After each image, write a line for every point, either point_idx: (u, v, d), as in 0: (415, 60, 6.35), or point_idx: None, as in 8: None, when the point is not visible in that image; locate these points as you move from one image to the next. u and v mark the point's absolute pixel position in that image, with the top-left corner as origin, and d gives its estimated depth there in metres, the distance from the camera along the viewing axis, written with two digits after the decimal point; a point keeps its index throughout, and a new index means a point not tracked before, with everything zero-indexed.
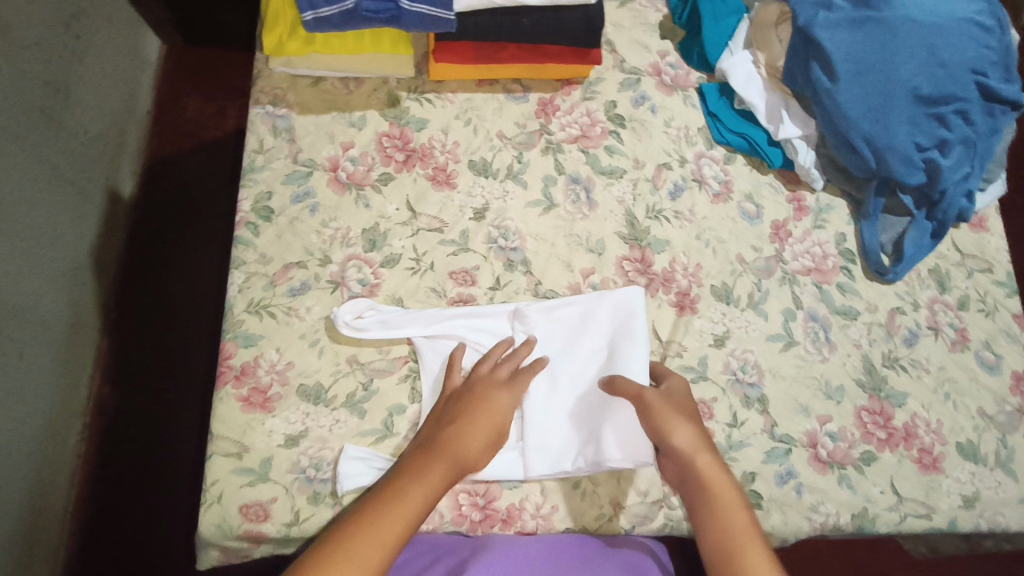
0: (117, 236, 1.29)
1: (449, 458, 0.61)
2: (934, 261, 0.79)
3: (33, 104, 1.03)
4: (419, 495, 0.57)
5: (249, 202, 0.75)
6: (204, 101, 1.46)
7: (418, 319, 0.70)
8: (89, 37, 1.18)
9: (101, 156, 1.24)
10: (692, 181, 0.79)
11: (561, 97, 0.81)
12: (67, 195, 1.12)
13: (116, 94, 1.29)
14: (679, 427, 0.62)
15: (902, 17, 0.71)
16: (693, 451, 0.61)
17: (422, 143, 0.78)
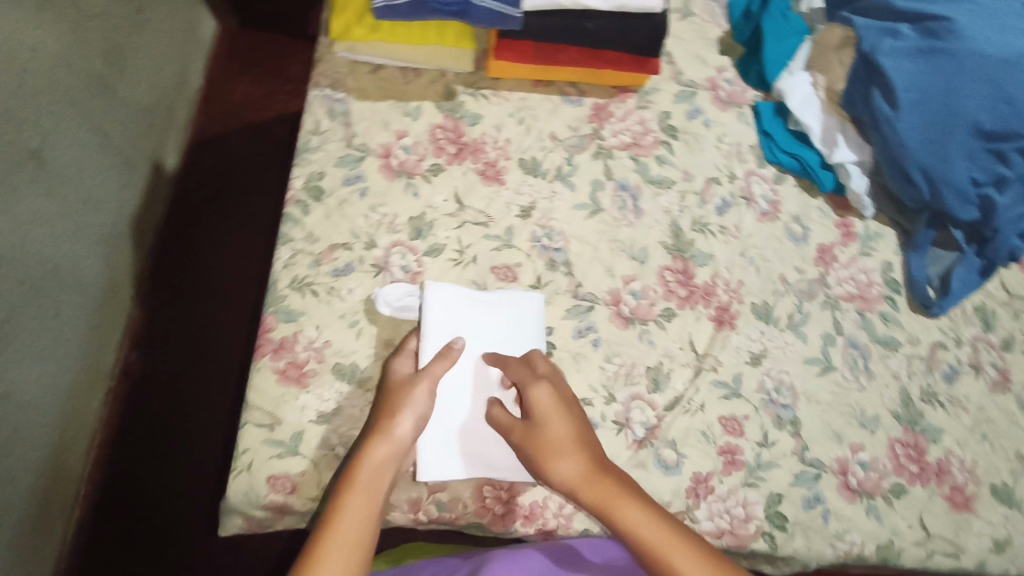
0: (158, 207, 1.32)
1: (379, 462, 0.59)
2: (980, 299, 0.78)
3: (93, 71, 1.06)
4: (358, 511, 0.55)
5: (301, 181, 0.76)
6: (253, 83, 1.49)
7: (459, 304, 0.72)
8: (150, 11, 1.21)
9: (150, 128, 1.27)
10: (740, 197, 0.79)
11: (615, 103, 0.82)
12: (114, 163, 1.15)
13: (171, 68, 1.32)
14: (557, 462, 0.60)
15: (971, 49, 0.70)
16: (578, 480, 0.60)
17: (475, 137, 0.79)
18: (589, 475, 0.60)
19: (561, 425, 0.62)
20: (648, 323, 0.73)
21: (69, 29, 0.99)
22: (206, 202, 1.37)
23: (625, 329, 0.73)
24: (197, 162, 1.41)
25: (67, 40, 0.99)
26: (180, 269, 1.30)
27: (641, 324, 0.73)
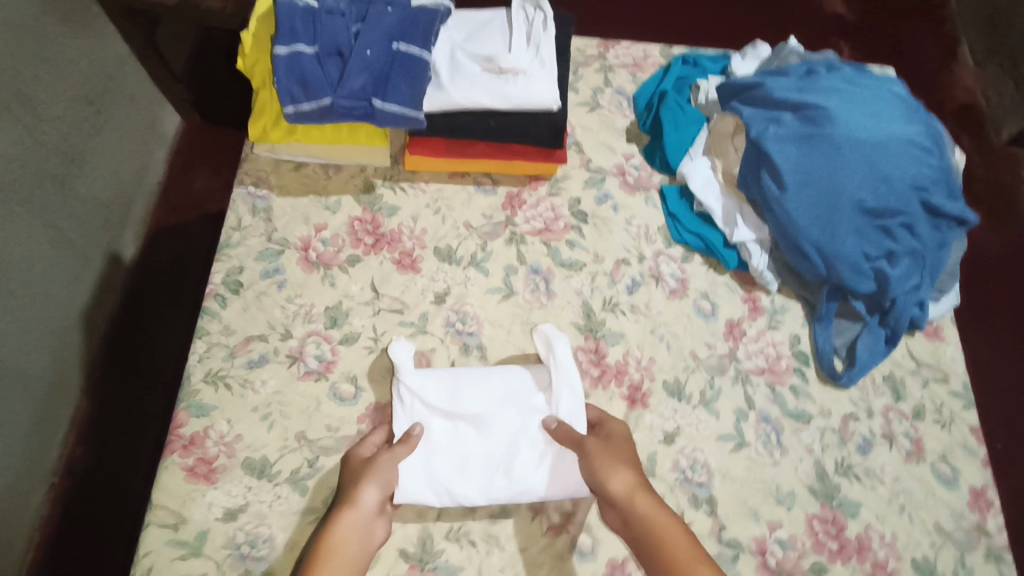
0: (113, 296, 1.35)
1: (342, 539, 0.60)
2: (888, 368, 0.79)
3: (45, 169, 1.13)
4: None
5: (220, 276, 0.78)
6: (212, 176, 1.56)
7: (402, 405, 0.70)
8: (108, 114, 1.30)
9: (107, 223, 1.32)
10: (649, 276, 0.82)
11: (527, 192, 0.86)
12: (67, 256, 1.19)
13: (130, 165, 1.40)
14: (612, 474, 0.64)
15: (846, 135, 0.73)
16: (629, 494, 0.63)
17: (391, 228, 0.82)
18: (638, 491, 0.63)
19: (649, 489, 0.64)
20: None
21: (22, 132, 1.06)
22: (160, 289, 1.40)
23: None
24: (153, 251, 1.45)
25: (21, 143, 1.06)
26: (128, 356, 1.31)
27: None
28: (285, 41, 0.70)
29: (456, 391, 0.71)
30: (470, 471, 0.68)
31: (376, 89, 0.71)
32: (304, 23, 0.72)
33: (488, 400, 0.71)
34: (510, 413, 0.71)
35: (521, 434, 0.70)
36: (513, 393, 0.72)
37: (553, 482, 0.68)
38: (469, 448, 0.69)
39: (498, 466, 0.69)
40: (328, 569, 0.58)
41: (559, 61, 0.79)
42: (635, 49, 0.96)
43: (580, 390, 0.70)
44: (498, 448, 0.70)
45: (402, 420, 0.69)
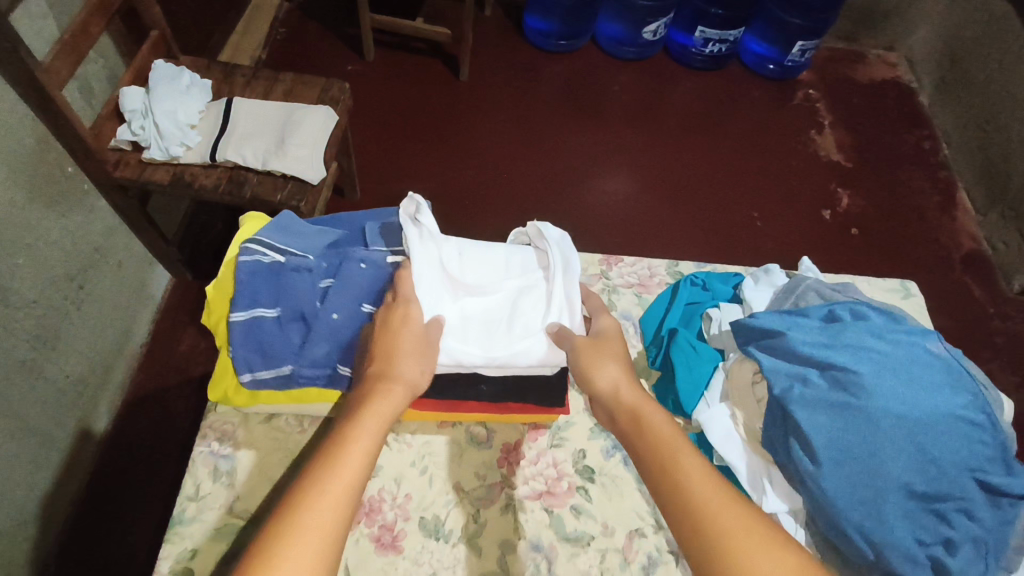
0: (78, 479, 1.27)
1: (382, 409, 0.53)
2: None
3: (15, 358, 1.06)
4: (361, 452, 0.50)
5: (168, 562, 0.66)
6: (199, 336, 1.50)
7: (423, 257, 0.66)
8: (91, 286, 1.27)
9: (78, 399, 1.25)
10: (668, 551, 0.70)
11: (526, 444, 0.76)
12: (28, 446, 1.10)
13: (112, 331, 1.35)
14: (602, 366, 0.62)
15: (882, 409, 0.66)
16: (614, 388, 0.60)
17: (370, 495, 0.71)
18: (630, 382, 0.60)
19: (639, 384, 0.61)
20: None
21: None
22: (130, 470, 1.32)
23: None
24: (126, 427, 1.37)
25: None
26: (87, 552, 1.23)
27: None
28: (245, 306, 0.66)
29: (462, 257, 0.70)
30: (473, 330, 0.66)
31: (340, 356, 0.66)
32: (268, 283, 0.67)
33: (492, 271, 0.70)
34: (511, 282, 0.71)
35: (522, 299, 0.69)
36: (517, 268, 0.72)
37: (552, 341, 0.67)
38: (472, 308, 0.68)
39: (501, 328, 0.67)
40: (365, 431, 0.51)
41: None
42: (640, 268, 0.91)
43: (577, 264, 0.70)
44: (505, 311, 0.68)
45: (423, 265, 0.65)
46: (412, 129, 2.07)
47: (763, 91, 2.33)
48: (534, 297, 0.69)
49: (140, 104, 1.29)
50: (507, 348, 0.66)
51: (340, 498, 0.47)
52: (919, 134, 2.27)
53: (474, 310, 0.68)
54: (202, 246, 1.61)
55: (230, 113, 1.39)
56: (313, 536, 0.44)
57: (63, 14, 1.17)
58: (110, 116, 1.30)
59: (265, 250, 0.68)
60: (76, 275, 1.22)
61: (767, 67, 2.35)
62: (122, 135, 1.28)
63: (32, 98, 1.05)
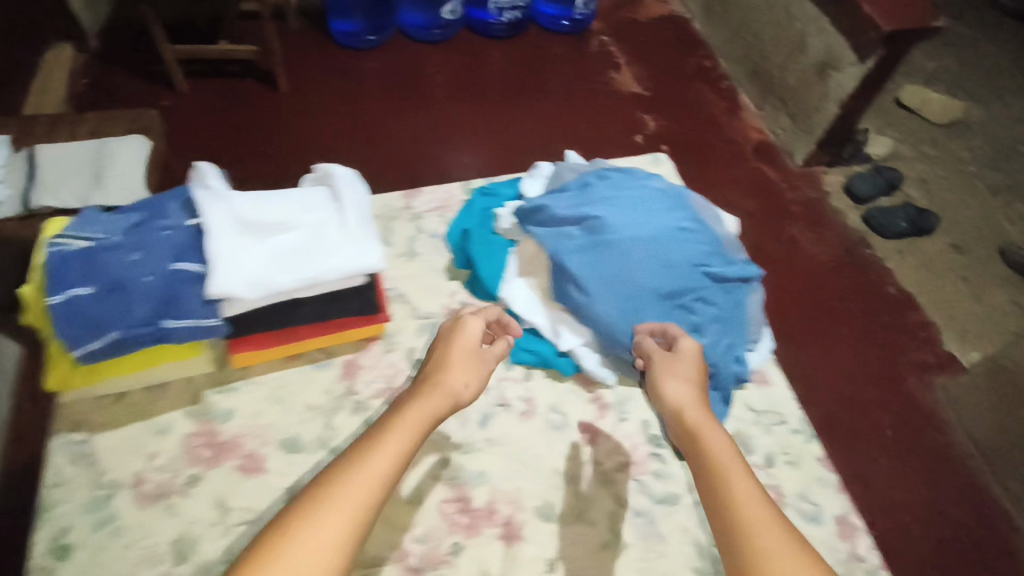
0: None
1: (426, 410, 0.67)
2: (734, 427, 0.84)
3: None
4: (403, 441, 0.62)
5: (42, 544, 0.70)
6: None
7: (213, 212, 0.73)
8: None
9: None
10: (498, 406, 0.83)
11: (363, 355, 0.86)
12: None
13: None
14: (671, 384, 0.71)
15: (624, 237, 0.82)
16: (682, 406, 0.68)
17: (230, 435, 0.79)
18: (696, 396, 0.69)
19: (706, 408, 0.68)
20: (439, 566, 0.72)
21: None
22: None
23: None
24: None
25: None
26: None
27: (432, 571, 0.71)
28: (60, 289, 0.69)
29: (257, 203, 0.78)
30: (278, 261, 0.74)
31: (162, 311, 0.70)
32: (79, 265, 0.71)
33: (288, 210, 0.79)
34: (307, 215, 0.79)
35: (320, 227, 0.78)
36: (312, 203, 0.80)
37: (353, 256, 0.76)
38: (274, 243, 0.75)
39: (303, 254, 0.75)
40: (410, 421, 0.64)
41: None
42: (439, 194, 1.04)
43: (363, 191, 0.82)
44: (305, 240, 0.76)
45: (213, 218, 0.73)
46: (238, 147, 2.09)
47: (562, 46, 2.55)
48: (329, 223, 0.78)
49: None
50: (313, 267, 0.74)
51: (374, 477, 0.57)
52: (697, 55, 2.58)
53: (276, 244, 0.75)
54: None
55: (35, 161, 1.38)
56: (351, 497, 0.55)
57: None
58: None
59: (71, 239, 0.73)
60: None
61: (560, 24, 2.57)
62: None
63: None
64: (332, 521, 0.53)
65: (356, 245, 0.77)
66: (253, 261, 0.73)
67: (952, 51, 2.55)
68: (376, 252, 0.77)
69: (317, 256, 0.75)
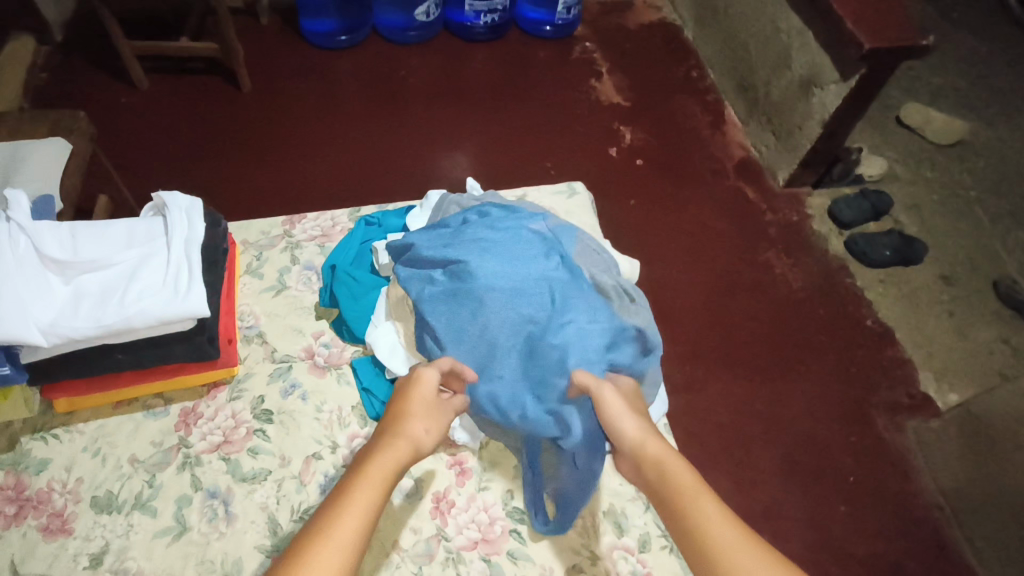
0: None
1: (387, 463, 0.59)
2: (608, 502, 0.75)
3: None
4: (369, 503, 0.54)
5: None
6: None
7: (10, 251, 0.67)
8: None
9: None
10: (343, 467, 0.75)
11: (204, 403, 0.78)
12: None
13: None
14: (624, 420, 0.66)
15: (482, 286, 0.75)
16: (641, 441, 0.63)
17: (38, 488, 0.71)
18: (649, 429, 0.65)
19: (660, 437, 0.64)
20: None
21: None
22: None
23: None
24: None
25: None
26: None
27: None
28: None
29: (70, 240, 0.71)
30: (82, 307, 0.67)
31: None
32: None
33: (106, 249, 0.72)
34: (125, 253, 0.72)
35: (137, 269, 0.71)
36: (135, 240, 0.74)
37: (168, 301, 0.68)
38: (82, 289, 0.69)
39: (111, 299, 0.68)
40: (373, 480, 0.56)
41: (207, 269, 0.77)
42: (322, 221, 0.96)
43: (194, 227, 0.74)
44: (117, 284, 0.70)
45: (8, 258, 0.66)
46: (181, 152, 1.90)
47: (547, 52, 2.32)
48: (148, 264, 0.71)
49: None
50: (116, 313, 0.67)
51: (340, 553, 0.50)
52: (687, 65, 2.34)
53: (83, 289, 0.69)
54: None
55: None
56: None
57: None
58: None
59: None
60: None
61: (544, 29, 2.33)
62: None
63: None
64: None
65: (175, 287, 0.69)
66: (50, 304, 0.67)
67: (979, 39, 2.30)
68: (195, 294, 0.69)
69: (126, 300, 0.68)
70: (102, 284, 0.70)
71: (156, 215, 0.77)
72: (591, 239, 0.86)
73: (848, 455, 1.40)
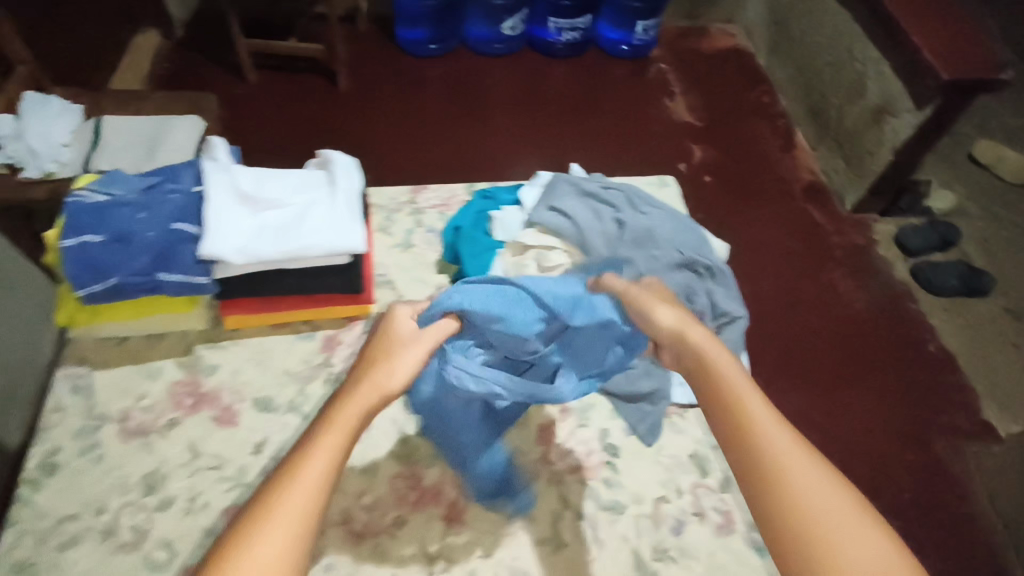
0: None
1: (353, 409, 0.60)
2: (693, 447, 0.84)
3: None
4: (332, 445, 0.56)
5: (34, 460, 0.79)
6: None
7: (214, 183, 0.80)
8: None
9: None
10: None
11: (344, 331, 0.91)
12: None
13: None
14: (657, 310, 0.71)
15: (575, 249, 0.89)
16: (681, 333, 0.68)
17: (211, 387, 0.85)
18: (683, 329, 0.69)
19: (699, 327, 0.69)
20: (379, 535, 0.76)
21: None
22: None
23: (357, 546, 0.75)
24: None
25: None
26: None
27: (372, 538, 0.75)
28: (72, 234, 0.76)
29: (258, 181, 0.85)
30: (266, 234, 0.80)
31: (158, 265, 0.77)
32: (91, 215, 0.78)
33: (284, 189, 0.85)
34: (299, 195, 0.85)
35: (310, 207, 0.83)
36: (307, 185, 0.86)
37: (337, 236, 0.81)
38: (265, 219, 0.81)
39: (291, 229, 0.81)
40: (339, 426, 0.58)
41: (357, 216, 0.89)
42: (442, 192, 1.09)
43: (356, 176, 0.87)
44: (293, 218, 0.82)
45: (213, 188, 0.80)
46: (286, 141, 2.09)
47: (623, 71, 2.44)
48: (319, 203, 0.84)
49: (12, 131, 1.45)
50: (296, 242, 0.80)
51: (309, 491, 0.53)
52: (759, 90, 2.41)
53: (265, 219, 0.81)
54: None
55: (99, 130, 1.52)
56: (284, 519, 0.51)
57: None
58: None
59: (91, 194, 0.80)
60: None
61: (621, 49, 2.46)
62: None
63: None
64: (271, 545, 0.49)
65: (343, 224, 0.82)
66: (242, 230, 0.79)
67: None
68: (359, 233, 0.82)
69: (303, 231, 0.81)
70: (280, 216, 0.82)
71: (322, 167, 0.90)
72: (695, 231, 0.93)
73: (902, 468, 1.44)
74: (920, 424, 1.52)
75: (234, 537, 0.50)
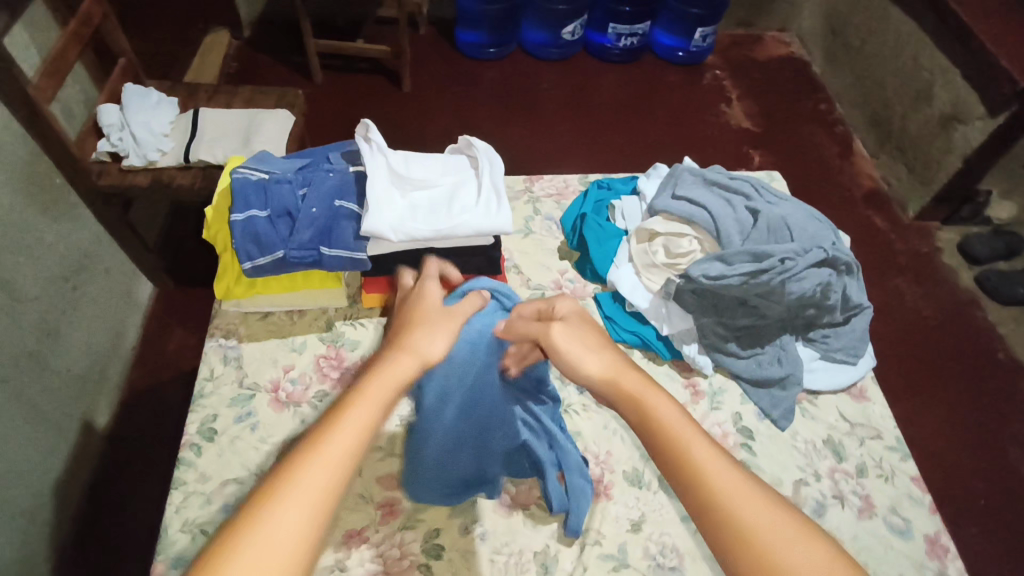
0: (86, 470, 1.28)
1: (391, 375, 0.53)
2: (826, 432, 0.85)
3: (23, 348, 1.09)
4: (366, 415, 0.49)
5: (194, 425, 0.82)
6: (187, 334, 1.53)
7: (372, 163, 0.84)
8: (84, 288, 1.30)
9: (81, 394, 1.27)
10: None
11: None
12: (43, 434, 1.14)
13: (106, 331, 1.38)
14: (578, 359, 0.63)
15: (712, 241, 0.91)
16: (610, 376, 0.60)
17: (355, 361, 0.88)
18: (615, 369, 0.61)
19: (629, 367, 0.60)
20: (530, 507, 0.78)
21: (5, 316, 1.06)
22: (133, 470, 1.33)
23: (509, 516, 0.78)
24: (128, 419, 1.39)
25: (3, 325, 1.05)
26: (108, 533, 1.25)
27: (523, 509, 0.78)
28: (241, 209, 0.80)
29: (407, 164, 0.88)
30: (419, 214, 0.83)
31: (322, 239, 0.80)
32: (257, 193, 0.82)
33: (431, 173, 0.88)
34: (446, 179, 0.88)
35: (457, 190, 0.87)
36: (451, 171, 0.90)
37: (487, 216, 0.84)
38: (417, 200, 0.85)
39: (443, 211, 0.84)
40: (374, 397, 0.50)
41: None
42: (556, 182, 1.11)
43: (499, 161, 0.90)
44: (443, 201, 0.86)
45: (370, 167, 0.83)
46: None
47: (677, 77, 2.44)
48: (466, 188, 0.87)
49: (116, 119, 1.33)
50: (449, 221, 0.83)
51: (338, 467, 0.45)
52: (816, 97, 2.38)
53: (416, 201, 0.85)
54: (182, 252, 1.65)
55: (198, 123, 1.41)
56: (303, 500, 0.44)
57: (43, 45, 1.25)
58: (90, 132, 1.32)
59: (252, 171, 0.84)
60: (71, 275, 1.25)
61: (677, 55, 2.46)
62: (100, 146, 1.31)
63: (22, 113, 1.11)
64: (288, 526, 0.43)
65: (491, 205, 0.85)
66: (397, 208, 0.82)
67: None
68: (507, 213, 0.84)
69: (453, 213, 0.84)
70: (430, 198, 0.86)
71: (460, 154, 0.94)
72: (822, 222, 0.94)
73: (978, 477, 1.44)
74: (1000, 432, 1.51)
75: (242, 516, 0.43)
